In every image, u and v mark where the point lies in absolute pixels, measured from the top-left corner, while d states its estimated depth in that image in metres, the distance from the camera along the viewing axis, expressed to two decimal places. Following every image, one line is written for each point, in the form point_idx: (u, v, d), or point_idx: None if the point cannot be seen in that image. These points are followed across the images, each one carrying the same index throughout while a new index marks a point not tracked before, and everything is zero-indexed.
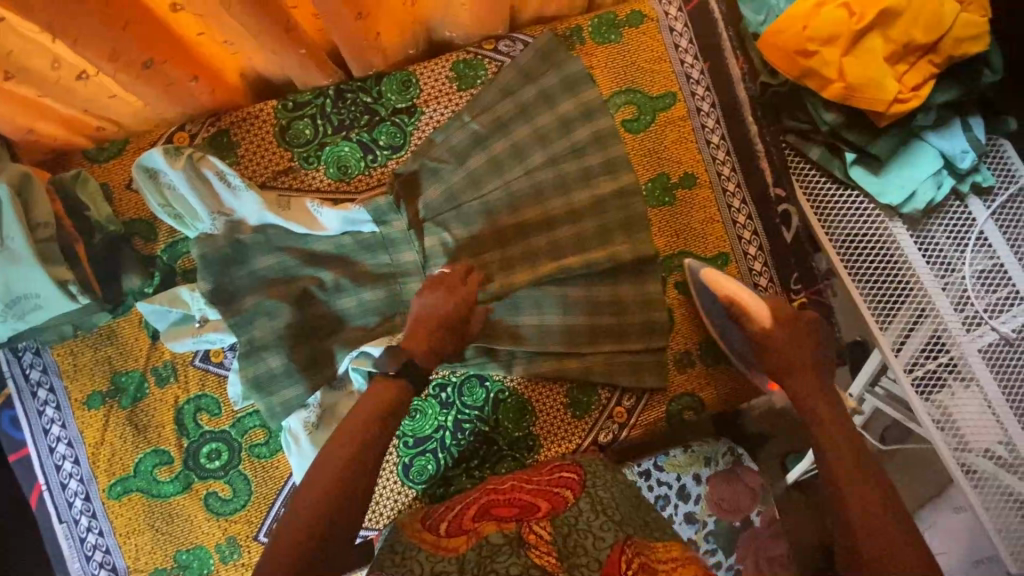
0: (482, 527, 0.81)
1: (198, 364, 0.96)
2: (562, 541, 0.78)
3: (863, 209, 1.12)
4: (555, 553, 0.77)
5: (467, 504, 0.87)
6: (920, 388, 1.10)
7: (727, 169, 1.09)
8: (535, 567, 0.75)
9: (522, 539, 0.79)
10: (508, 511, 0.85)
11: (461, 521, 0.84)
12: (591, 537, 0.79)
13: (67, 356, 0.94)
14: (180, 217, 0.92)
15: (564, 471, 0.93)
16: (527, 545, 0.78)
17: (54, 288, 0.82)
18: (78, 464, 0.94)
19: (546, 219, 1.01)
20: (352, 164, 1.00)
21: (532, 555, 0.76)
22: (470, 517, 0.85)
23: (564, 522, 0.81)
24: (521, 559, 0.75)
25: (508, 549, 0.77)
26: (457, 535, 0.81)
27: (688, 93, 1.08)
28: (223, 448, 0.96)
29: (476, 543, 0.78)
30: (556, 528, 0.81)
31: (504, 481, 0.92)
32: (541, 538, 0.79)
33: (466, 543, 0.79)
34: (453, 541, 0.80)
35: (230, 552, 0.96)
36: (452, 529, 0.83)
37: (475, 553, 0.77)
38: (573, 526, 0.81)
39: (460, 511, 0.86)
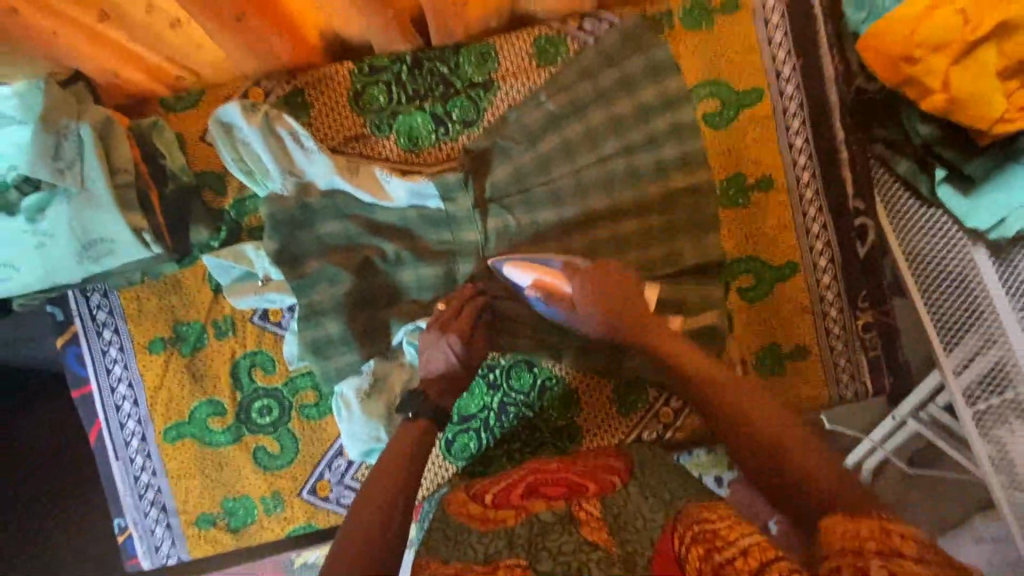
0: (532, 504, 0.80)
1: (257, 322, 0.97)
2: (613, 518, 0.76)
3: (946, 230, 1.06)
4: (606, 529, 0.74)
5: (513, 482, 0.87)
6: (979, 422, 1.04)
7: (807, 175, 1.04)
8: (588, 544, 0.71)
9: (573, 517, 0.76)
10: (556, 490, 0.83)
11: (511, 496, 0.83)
12: (642, 514, 0.76)
13: (134, 301, 0.96)
14: (252, 174, 0.91)
15: (612, 459, 0.91)
16: (576, 522, 0.75)
17: (130, 234, 0.83)
18: (137, 405, 0.97)
19: (614, 209, 1.00)
20: (423, 136, 0.98)
21: (584, 531, 0.73)
22: (518, 492, 0.83)
23: (613, 503, 0.79)
24: (573, 536, 0.73)
25: (559, 528, 0.74)
26: (504, 509, 0.81)
27: (776, 91, 1.02)
28: (274, 405, 0.98)
29: (525, 520, 0.77)
30: (605, 506, 0.78)
31: (551, 462, 0.90)
32: (592, 514, 0.76)
33: (515, 517, 0.78)
34: (501, 515, 0.80)
35: (275, 505, 0.99)
36: (499, 502, 0.83)
37: (526, 529, 0.76)
38: (623, 506, 0.78)
39: (508, 488, 0.85)
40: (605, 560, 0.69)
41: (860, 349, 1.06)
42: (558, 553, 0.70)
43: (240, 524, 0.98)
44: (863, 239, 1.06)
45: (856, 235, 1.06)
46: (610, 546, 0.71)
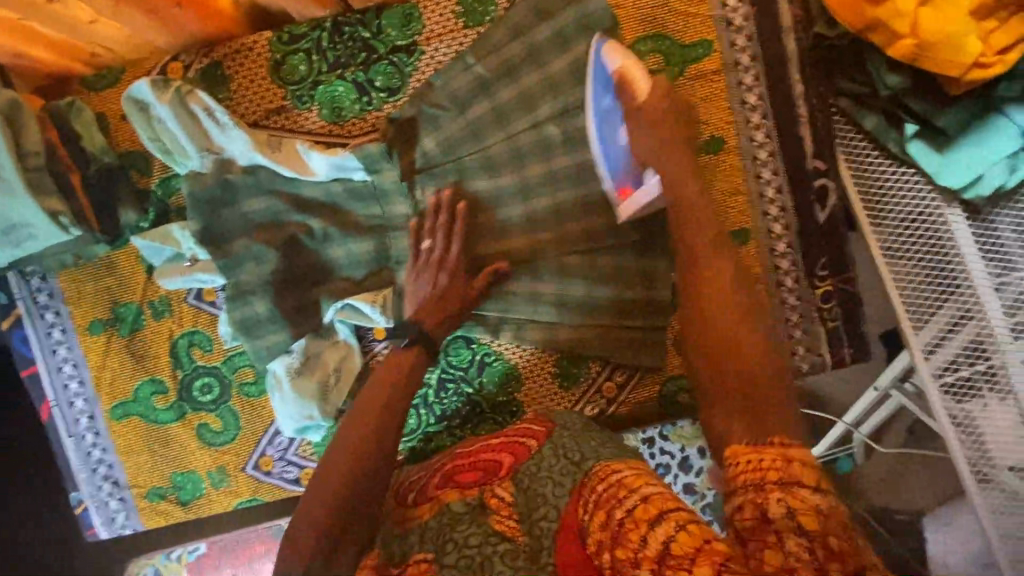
0: (445, 494, 0.76)
1: (192, 302, 0.98)
2: (523, 497, 0.74)
3: (916, 191, 0.98)
4: (516, 518, 0.72)
5: (434, 470, 0.83)
6: (950, 394, 0.99)
7: (760, 135, 0.96)
8: (495, 533, 0.70)
9: (484, 506, 0.74)
10: (470, 477, 0.79)
11: (427, 488, 0.79)
12: (552, 484, 0.73)
13: (72, 283, 0.97)
14: (170, 152, 0.89)
15: (530, 424, 0.85)
16: (488, 510, 0.74)
17: (43, 217, 0.82)
18: (83, 384, 0.99)
19: (551, 177, 0.95)
20: (346, 106, 0.93)
21: (492, 521, 0.72)
22: (434, 484, 0.80)
23: (524, 475, 0.76)
24: (482, 527, 0.71)
25: (468, 518, 0.72)
26: (422, 504, 0.78)
27: (727, 43, 0.94)
28: (214, 383, 0.99)
29: (437, 512, 0.75)
30: (518, 485, 0.76)
31: (472, 444, 0.85)
32: (503, 500, 0.75)
33: (429, 511, 0.76)
34: (418, 510, 0.77)
35: (220, 480, 1.01)
36: (419, 498, 0.79)
37: (437, 521, 0.73)
38: (534, 478, 0.75)
39: (427, 479, 0.81)
40: (511, 553, 0.67)
41: (818, 320, 1.01)
42: (464, 545, 0.69)
43: (189, 497, 1.02)
44: (824, 203, 0.99)
45: (816, 199, 0.99)
46: (516, 534, 0.70)
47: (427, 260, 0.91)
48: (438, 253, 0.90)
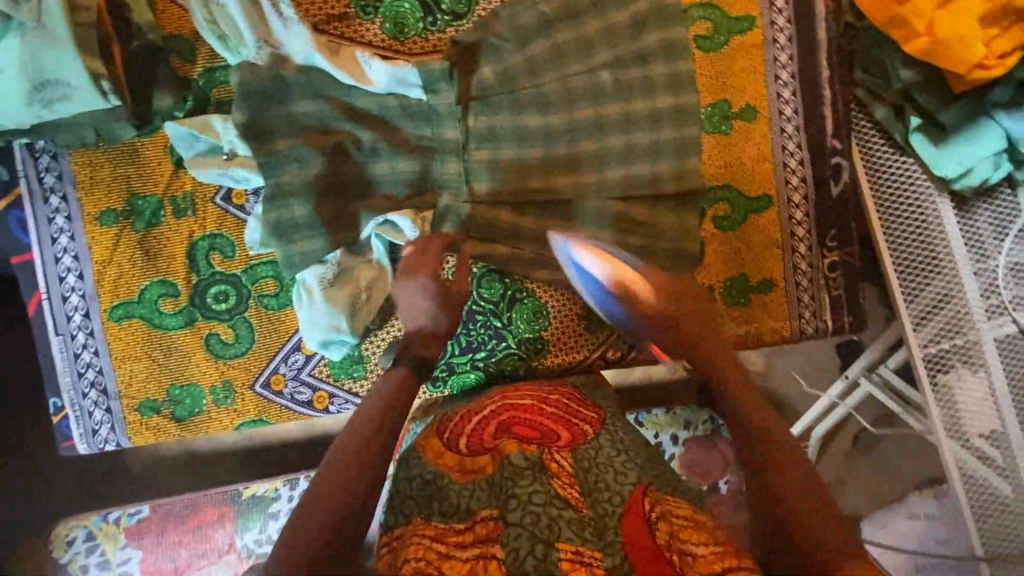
0: (503, 444, 0.78)
1: (219, 203, 0.93)
2: (583, 476, 0.76)
3: (914, 178, 1.08)
4: (578, 487, 0.74)
5: (487, 419, 0.85)
6: (929, 365, 1.09)
7: (789, 110, 1.05)
8: (558, 497, 0.71)
9: (544, 468, 0.75)
10: (529, 433, 0.82)
11: (482, 439, 0.82)
12: (612, 473, 0.77)
13: (86, 166, 0.90)
14: (224, 39, 0.87)
15: (585, 407, 0.90)
16: (548, 473, 0.74)
17: (87, 79, 0.78)
18: (82, 279, 0.91)
19: (599, 122, 0.99)
20: (409, 24, 0.94)
21: (556, 484, 0.73)
22: (490, 433, 0.82)
23: (584, 455, 0.79)
24: (545, 488, 0.71)
25: (530, 475, 0.72)
26: (480, 454, 0.80)
27: (768, 21, 1.03)
28: (231, 291, 0.94)
29: (500, 466, 0.76)
30: (576, 460, 0.78)
31: (524, 400, 0.88)
32: (563, 467, 0.76)
33: (491, 463, 0.77)
34: (474, 462, 0.79)
35: (224, 396, 0.96)
36: (473, 447, 0.81)
37: (498, 473, 0.75)
38: (593, 461, 0.78)
39: (479, 427, 0.84)
40: (577, 521, 0.69)
41: (824, 287, 1.08)
42: (528, 502, 0.69)
43: (186, 414, 0.95)
44: (837, 179, 1.07)
45: (831, 174, 1.07)
46: (581, 506, 0.71)
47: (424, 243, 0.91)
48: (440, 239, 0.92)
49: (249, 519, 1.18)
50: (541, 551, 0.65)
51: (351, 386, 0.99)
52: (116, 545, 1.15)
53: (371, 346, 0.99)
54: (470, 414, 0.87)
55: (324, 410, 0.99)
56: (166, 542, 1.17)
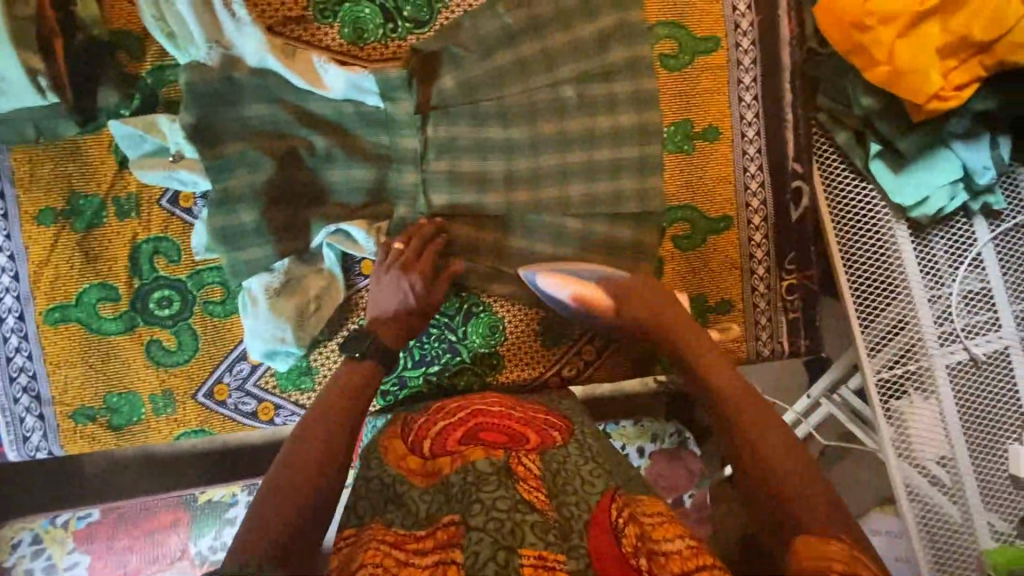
0: (469, 450, 0.75)
1: (165, 205, 0.90)
2: (550, 478, 0.74)
3: (872, 204, 1.09)
4: (544, 490, 0.71)
5: (453, 424, 0.82)
6: (882, 390, 1.10)
7: (752, 132, 1.05)
8: (523, 502, 0.67)
9: (511, 471, 0.71)
10: (497, 439, 0.79)
11: (447, 441, 0.80)
12: (580, 480, 0.74)
13: (25, 164, 0.87)
14: (174, 38, 0.84)
15: (551, 415, 0.89)
16: (514, 477, 0.71)
17: (22, 75, 0.77)
18: (17, 280, 0.88)
19: (561, 137, 0.98)
20: (369, 30, 0.92)
21: (521, 489, 0.69)
22: (455, 439, 0.80)
23: (552, 459, 0.76)
24: (511, 493, 0.68)
25: (496, 479, 0.69)
26: (442, 456, 0.78)
27: (732, 43, 1.03)
28: (175, 296, 0.91)
29: (458, 469, 0.73)
30: (545, 464, 0.75)
31: (492, 406, 0.86)
32: (530, 471, 0.73)
33: (451, 465, 0.75)
34: (437, 465, 0.77)
35: (165, 405, 0.93)
36: (437, 450, 0.80)
37: (459, 478, 0.71)
38: (562, 465, 0.76)
39: (447, 430, 0.82)
40: (542, 525, 0.65)
41: (781, 310, 1.09)
42: (492, 508, 0.66)
43: (124, 422, 0.92)
44: (797, 202, 1.08)
45: (790, 198, 1.08)
46: (546, 509, 0.68)
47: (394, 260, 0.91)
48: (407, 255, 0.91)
49: (203, 525, 1.20)
50: (502, 557, 0.61)
51: (299, 399, 0.96)
52: (62, 550, 1.17)
53: (323, 356, 0.97)
54: (435, 416, 0.85)
55: (269, 421, 0.96)
56: (116, 548, 1.19)
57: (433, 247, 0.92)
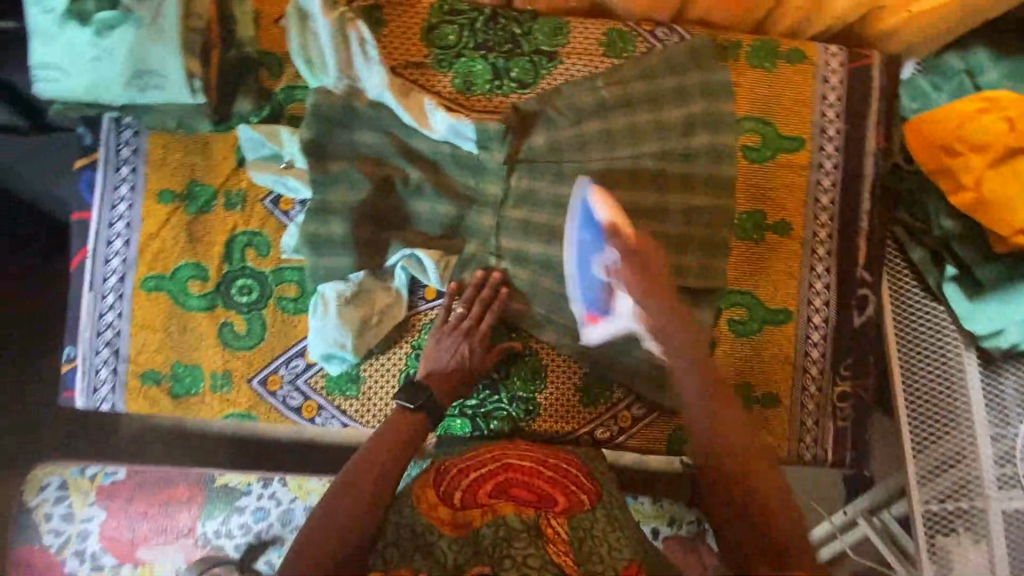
0: (499, 504, 0.82)
1: (266, 205, 1.00)
2: (578, 545, 0.78)
3: (942, 328, 1.06)
4: (572, 554, 0.76)
5: (483, 475, 0.87)
6: (929, 524, 1.03)
7: (824, 233, 1.06)
8: (553, 564, 0.74)
9: (541, 532, 0.78)
10: (526, 496, 0.85)
11: (477, 494, 0.84)
12: (607, 547, 0.79)
13: (160, 148, 0.98)
14: (311, 66, 0.95)
15: (579, 472, 0.92)
16: (545, 537, 0.77)
17: (181, 76, 0.85)
18: (127, 246, 0.98)
19: (634, 206, 1.03)
20: (477, 83, 1.01)
21: (551, 550, 0.76)
22: (486, 491, 0.85)
23: (579, 524, 0.81)
24: (540, 552, 0.75)
25: (526, 538, 0.77)
26: (472, 508, 0.82)
27: (817, 146, 1.05)
28: (255, 286, 0.99)
29: (491, 522, 0.79)
30: (572, 527, 0.81)
31: (524, 460, 0.91)
32: (559, 534, 0.79)
33: (482, 517, 0.80)
34: (466, 515, 0.81)
35: (222, 384, 0.99)
36: (467, 502, 0.84)
37: (492, 530, 0.78)
38: (588, 531, 0.81)
39: (477, 481, 0.86)
40: None
41: (830, 416, 1.06)
42: (523, 564, 0.74)
43: (183, 392, 0.98)
44: (861, 310, 1.06)
45: (855, 305, 1.06)
46: (574, 572, 0.74)
47: (453, 326, 0.99)
48: (466, 322, 0.99)
49: (213, 508, 1.23)
50: None
51: (341, 404, 1.01)
52: (84, 501, 1.22)
53: (372, 369, 1.01)
54: (468, 462, 0.89)
55: (309, 419, 1.01)
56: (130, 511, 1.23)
57: (489, 316, 0.99)
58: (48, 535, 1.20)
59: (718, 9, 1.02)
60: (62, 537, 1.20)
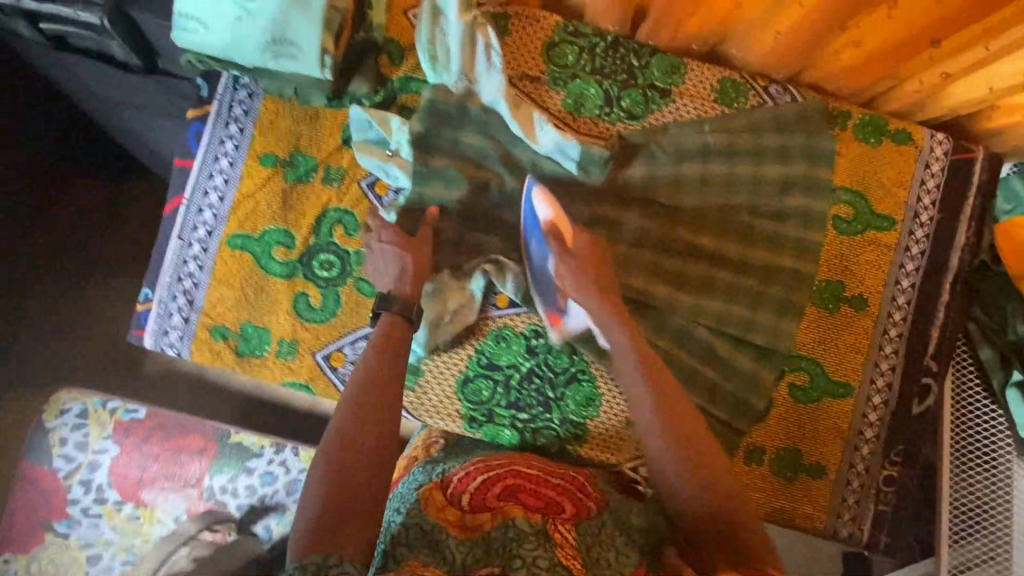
0: (509, 507, 0.77)
1: (362, 186, 1.01)
2: (586, 551, 0.73)
3: (996, 433, 1.04)
4: (581, 559, 0.72)
5: (493, 478, 0.83)
6: None
7: (898, 316, 1.06)
8: (562, 565, 0.69)
9: (549, 536, 0.72)
10: (534, 501, 0.80)
11: (486, 498, 0.79)
12: (615, 552, 0.75)
13: (271, 113, 1.00)
14: (434, 61, 0.97)
15: (585, 484, 0.88)
16: (553, 541, 0.71)
17: (317, 51, 0.87)
18: (222, 201, 1.00)
19: (717, 253, 1.03)
20: (587, 107, 1.02)
21: (560, 553, 0.70)
22: (495, 494, 0.81)
23: (587, 531, 0.77)
24: (549, 554, 0.69)
25: (536, 539, 0.71)
26: (479, 512, 0.77)
27: (907, 228, 1.05)
28: (336, 263, 1.01)
29: (501, 526, 0.73)
30: (580, 533, 0.76)
31: (528, 469, 0.87)
32: (567, 539, 0.73)
33: (492, 520, 0.75)
34: (476, 519, 0.76)
35: (287, 352, 1.00)
36: (474, 504, 0.79)
37: (502, 534, 0.72)
38: (596, 538, 0.76)
39: (485, 485, 0.81)
40: None
41: (872, 498, 1.05)
42: (533, 565, 0.68)
43: (247, 352, 1.00)
44: (921, 399, 1.06)
45: (916, 392, 1.06)
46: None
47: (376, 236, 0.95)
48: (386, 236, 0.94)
49: (224, 464, 1.29)
50: None
51: None
52: (100, 433, 1.28)
53: (434, 364, 1.03)
54: (473, 471, 0.85)
55: None
56: (144, 451, 1.29)
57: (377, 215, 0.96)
58: (60, 460, 1.27)
59: (835, 78, 1.02)
60: (73, 464, 1.27)
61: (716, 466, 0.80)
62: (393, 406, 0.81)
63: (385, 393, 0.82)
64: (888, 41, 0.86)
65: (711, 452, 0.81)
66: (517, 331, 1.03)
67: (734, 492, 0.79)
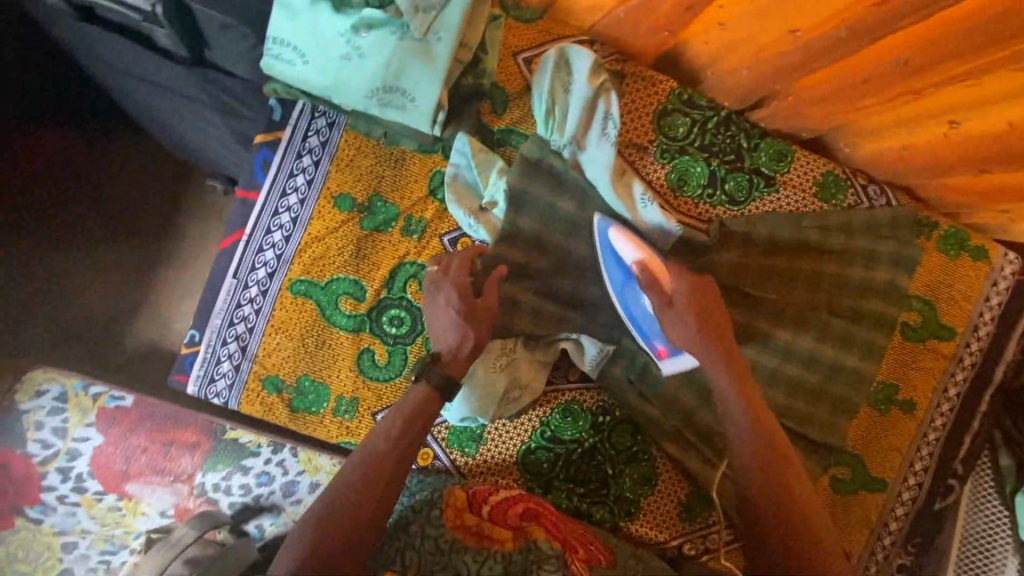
0: (532, 529, 0.76)
1: (443, 241, 0.93)
2: None
3: (999, 529, 1.11)
4: None
5: (517, 499, 0.82)
6: None
7: (940, 420, 1.10)
8: None
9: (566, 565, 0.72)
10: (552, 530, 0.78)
11: (508, 514, 0.78)
12: None
13: (352, 148, 0.91)
14: (549, 118, 0.90)
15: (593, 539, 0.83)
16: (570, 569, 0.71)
17: (432, 106, 0.79)
18: (287, 241, 0.90)
19: (790, 346, 1.02)
20: (690, 185, 0.99)
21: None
22: (517, 513, 0.79)
23: None
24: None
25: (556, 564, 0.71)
26: (501, 526, 0.76)
27: (965, 340, 1.09)
28: (406, 320, 0.92)
29: (523, 547, 0.73)
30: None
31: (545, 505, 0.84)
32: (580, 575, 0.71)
33: (513, 537, 0.74)
34: (498, 533, 0.75)
35: (344, 411, 0.93)
36: (495, 515, 0.78)
37: (522, 557, 0.71)
38: None
39: (507, 502, 0.80)
40: None
41: None
42: None
43: (302, 408, 0.93)
44: (943, 497, 1.14)
45: (939, 491, 1.13)
46: None
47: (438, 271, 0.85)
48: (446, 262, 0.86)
49: (219, 460, 1.11)
50: None
51: (457, 459, 1.00)
52: (81, 419, 1.11)
53: (496, 430, 1.00)
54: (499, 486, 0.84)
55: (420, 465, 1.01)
56: (130, 442, 1.12)
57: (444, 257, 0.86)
58: (35, 445, 1.11)
59: (934, 191, 1.01)
60: (51, 450, 1.10)
61: (792, 483, 0.81)
62: (387, 492, 0.77)
63: (379, 471, 0.78)
64: (1012, 187, 0.84)
65: (786, 466, 0.81)
66: (586, 407, 1.01)
67: (800, 503, 0.79)
